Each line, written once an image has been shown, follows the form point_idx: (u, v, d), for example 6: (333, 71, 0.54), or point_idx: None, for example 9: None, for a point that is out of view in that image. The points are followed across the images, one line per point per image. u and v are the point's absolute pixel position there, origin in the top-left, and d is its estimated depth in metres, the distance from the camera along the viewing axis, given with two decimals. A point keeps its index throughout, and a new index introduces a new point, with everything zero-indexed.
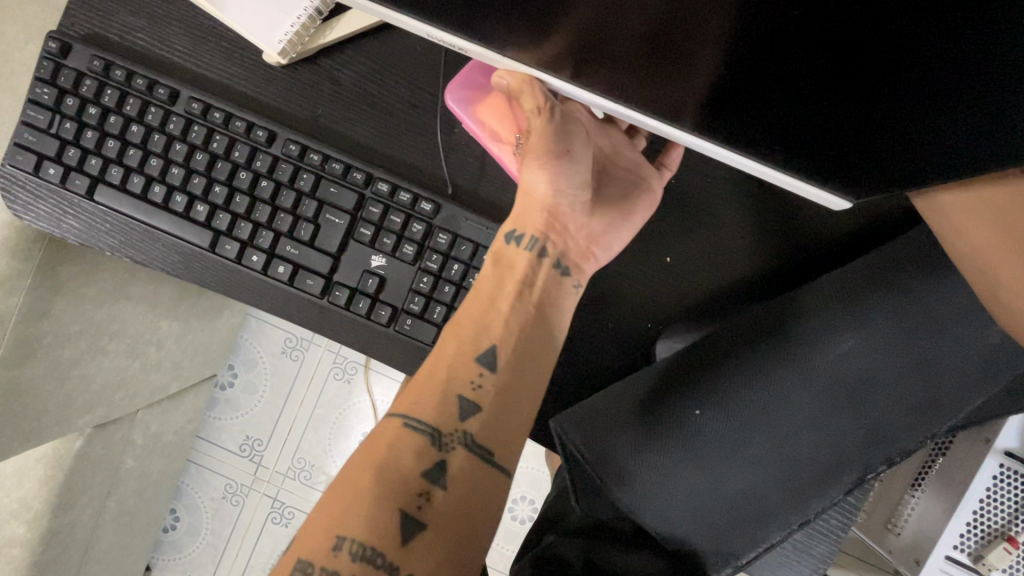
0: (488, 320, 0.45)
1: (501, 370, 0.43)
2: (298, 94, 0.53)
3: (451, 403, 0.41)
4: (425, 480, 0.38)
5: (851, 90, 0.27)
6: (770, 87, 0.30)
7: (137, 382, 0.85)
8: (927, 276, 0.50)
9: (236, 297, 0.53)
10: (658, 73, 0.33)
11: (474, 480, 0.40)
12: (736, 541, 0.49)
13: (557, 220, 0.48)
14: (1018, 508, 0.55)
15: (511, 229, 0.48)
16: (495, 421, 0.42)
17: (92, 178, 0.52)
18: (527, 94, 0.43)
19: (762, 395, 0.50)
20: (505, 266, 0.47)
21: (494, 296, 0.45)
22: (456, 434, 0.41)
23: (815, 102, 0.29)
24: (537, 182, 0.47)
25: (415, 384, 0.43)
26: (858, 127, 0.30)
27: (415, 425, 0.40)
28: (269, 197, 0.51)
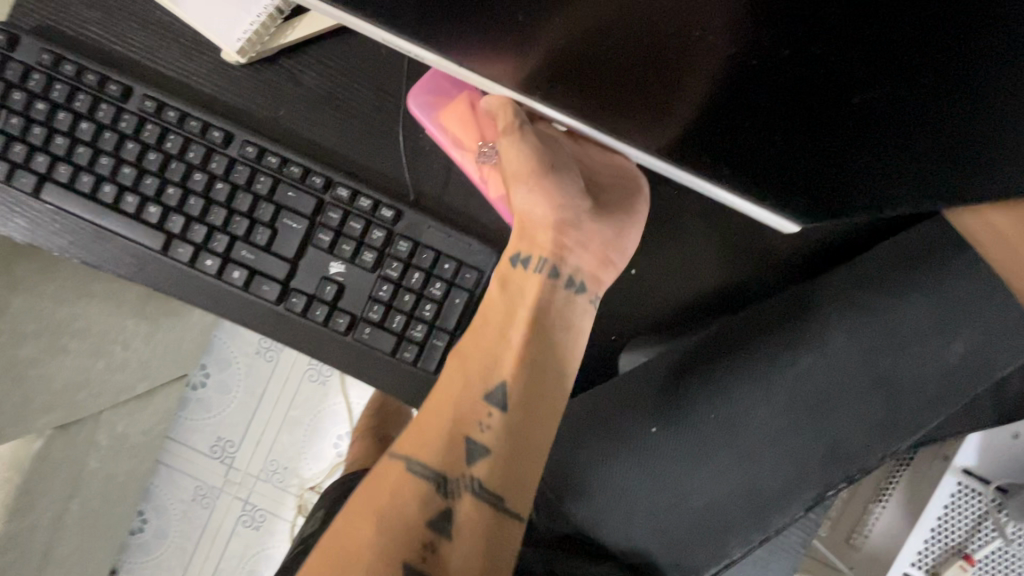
0: (497, 355, 0.42)
1: (512, 411, 0.41)
2: (260, 94, 0.51)
3: (459, 447, 0.40)
4: (431, 530, 0.39)
5: (840, 103, 0.29)
6: (773, 114, 0.31)
7: (101, 382, 0.83)
8: (895, 292, 0.49)
9: (191, 301, 0.52)
10: (634, 81, 0.33)
11: (482, 527, 0.40)
12: (697, 556, 0.49)
13: (565, 236, 0.44)
14: (976, 524, 0.55)
15: (514, 252, 0.44)
16: (506, 464, 0.40)
17: (40, 176, 0.50)
18: (501, 116, 0.44)
19: (726, 411, 0.49)
20: (515, 292, 0.43)
21: (504, 327, 0.42)
22: (464, 480, 0.40)
23: (812, 120, 0.31)
24: (535, 199, 0.44)
25: (422, 421, 0.41)
26: (847, 138, 0.32)
27: (420, 471, 0.39)
28: (225, 200, 0.50)
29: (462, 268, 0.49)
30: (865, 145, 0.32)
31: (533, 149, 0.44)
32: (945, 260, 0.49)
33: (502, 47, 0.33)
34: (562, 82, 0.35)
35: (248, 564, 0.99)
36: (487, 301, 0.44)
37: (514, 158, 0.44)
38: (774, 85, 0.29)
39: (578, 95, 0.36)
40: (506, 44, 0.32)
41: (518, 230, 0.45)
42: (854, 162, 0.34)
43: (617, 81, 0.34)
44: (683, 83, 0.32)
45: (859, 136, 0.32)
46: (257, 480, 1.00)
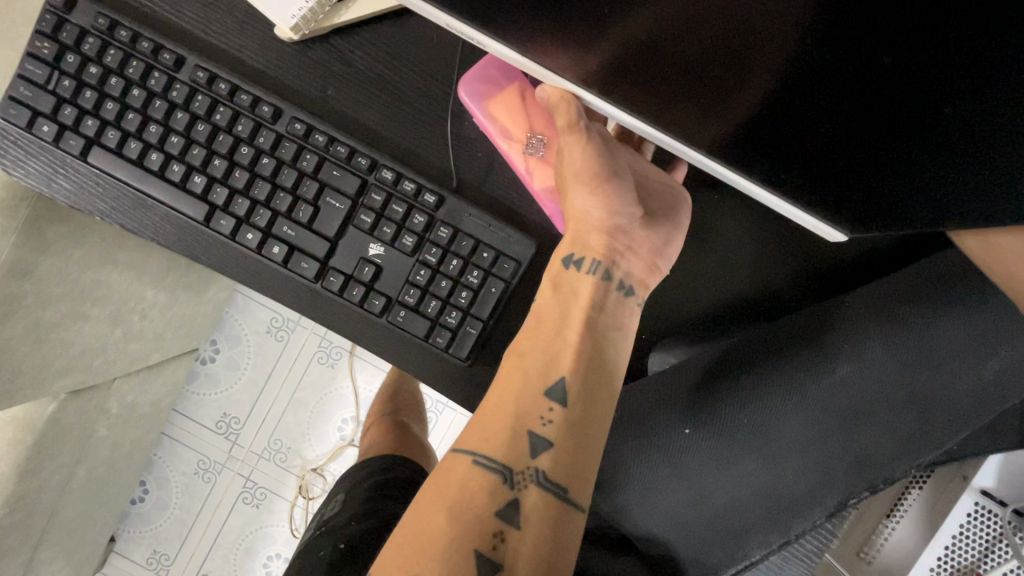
0: (555, 353, 0.42)
1: (572, 405, 0.41)
2: (309, 72, 0.52)
3: (521, 439, 0.40)
4: (499, 520, 0.39)
5: (892, 107, 0.30)
6: (834, 119, 0.32)
7: (117, 350, 0.84)
8: (927, 309, 0.49)
9: (226, 273, 0.52)
10: (697, 80, 0.33)
11: (548, 518, 0.40)
12: (715, 555, 0.49)
13: (618, 241, 0.44)
14: (990, 547, 0.55)
15: (569, 253, 0.44)
16: (568, 456, 0.41)
17: (87, 139, 0.50)
18: (562, 111, 0.42)
19: (755, 415, 0.50)
20: (568, 293, 0.44)
21: (564, 327, 0.43)
22: (528, 472, 0.40)
23: (864, 113, 0.31)
24: (589, 202, 0.44)
25: (482, 416, 0.42)
26: (900, 148, 0.32)
27: (485, 463, 0.40)
28: (269, 174, 0.50)
29: (500, 258, 0.50)
30: (918, 147, 0.32)
31: (593, 154, 0.44)
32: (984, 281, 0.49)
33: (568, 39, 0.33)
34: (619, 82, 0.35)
35: (246, 540, 1.00)
36: (540, 301, 0.44)
37: (573, 163, 0.44)
38: (824, 71, 0.30)
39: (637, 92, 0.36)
40: (574, 33, 0.33)
41: (572, 232, 0.44)
42: (908, 168, 0.33)
43: (680, 85, 0.34)
44: (749, 87, 0.32)
45: (913, 135, 0.31)
46: (262, 457, 1.01)
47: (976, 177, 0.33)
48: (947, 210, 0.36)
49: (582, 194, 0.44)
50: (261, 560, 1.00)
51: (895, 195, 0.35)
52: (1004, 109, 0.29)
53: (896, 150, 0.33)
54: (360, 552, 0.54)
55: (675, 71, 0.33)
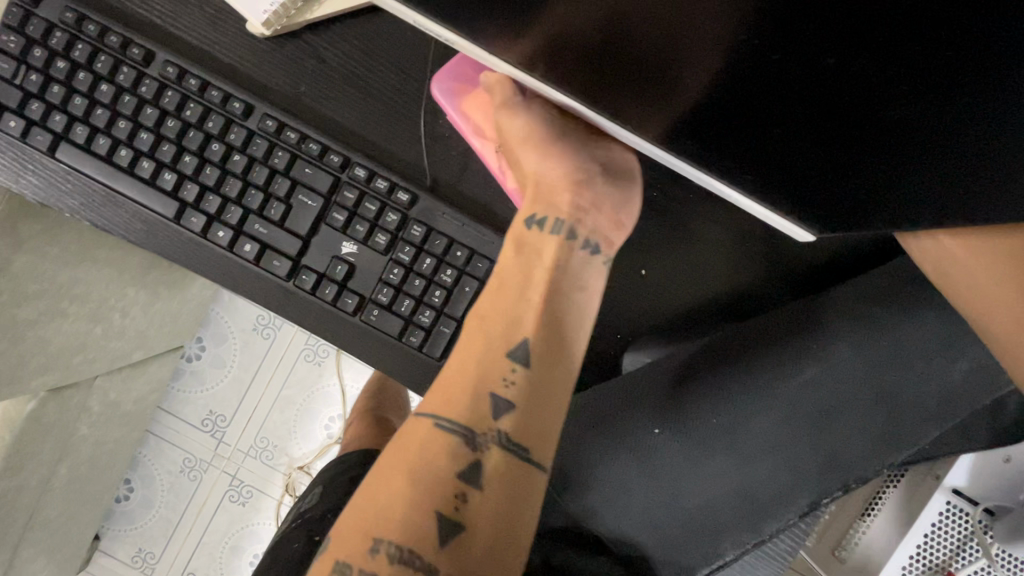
0: (517, 311, 0.42)
1: (535, 366, 0.41)
2: (281, 69, 0.51)
3: (485, 401, 0.40)
4: (459, 481, 0.38)
5: (844, 104, 0.28)
6: (788, 109, 0.30)
7: (98, 348, 0.83)
8: (897, 311, 0.49)
9: (199, 271, 0.51)
10: (649, 72, 0.32)
11: (511, 481, 0.39)
12: (687, 553, 0.50)
13: (580, 198, 0.45)
14: (961, 545, 0.56)
15: (531, 214, 0.45)
16: (533, 418, 0.40)
17: (56, 135, 0.49)
18: (496, 91, 0.47)
19: (729, 416, 0.50)
20: (531, 253, 0.43)
21: (525, 287, 0.42)
22: (490, 433, 0.39)
23: (821, 125, 0.31)
24: (543, 164, 0.45)
25: (446, 379, 0.41)
26: (854, 140, 0.31)
27: (446, 425, 0.39)
28: (241, 171, 0.50)
29: (474, 257, 0.50)
30: (875, 152, 0.32)
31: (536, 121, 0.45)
32: None
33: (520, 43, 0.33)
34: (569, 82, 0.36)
35: (232, 538, 1.00)
36: (503, 264, 0.43)
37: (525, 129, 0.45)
38: (774, 89, 0.29)
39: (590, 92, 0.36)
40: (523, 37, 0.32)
41: (531, 194, 0.45)
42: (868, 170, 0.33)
43: (635, 89, 0.34)
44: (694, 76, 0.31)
45: (868, 143, 0.31)
46: (247, 455, 1.00)
47: (941, 170, 0.32)
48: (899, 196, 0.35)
49: (536, 156, 0.45)
50: (246, 557, 1.00)
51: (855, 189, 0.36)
52: (970, 114, 0.27)
53: (849, 140, 0.31)
54: None
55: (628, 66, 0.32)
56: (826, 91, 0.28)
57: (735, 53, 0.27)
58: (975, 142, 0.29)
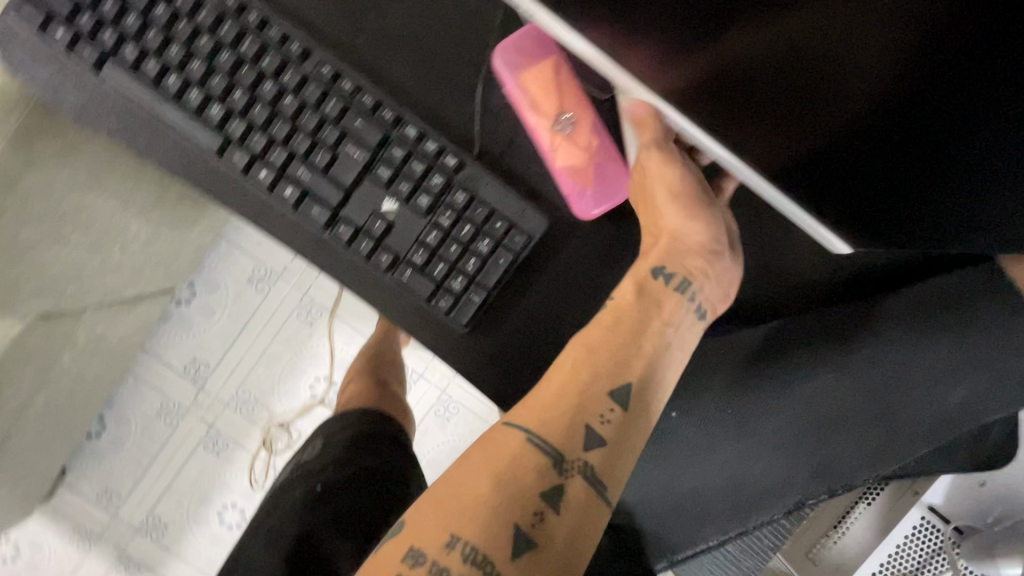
0: (631, 353, 0.42)
1: (631, 412, 0.41)
2: (340, 17, 0.50)
3: (578, 431, 0.39)
4: (544, 500, 0.37)
5: (929, 128, 0.34)
6: (875, 133, 0.35)
7: (92, 279, 0.81)
8: (909, 330, 0.51)
9: (232, 208, 0.52)
10: (765, 87, 0.35)
11: (583, 516, 0.38)
12: (676, 534, 0.52)
13: (709, 264, 0.45)
14: (930, 557, 0.59)
15: (658, 265, 0.45)
16: (616, 463, 0.40)
17: (103, 52, 0.48)
18: (644, 131, 0.45)
19: (737, 411, 0.52)
20: (653, 301, 0.44)
21: (641, 327, 0.43)
22: (578, 463, 0.38)
23: (900, 145, 0.36)
24: (687, 227, 0.45)
25: (543, 402, 0.40)
26: (921, 168, 0.37)
27: (540, 445, 0.38)
28: (291, 115, 0.49)
29: (512, 230, 0.50)
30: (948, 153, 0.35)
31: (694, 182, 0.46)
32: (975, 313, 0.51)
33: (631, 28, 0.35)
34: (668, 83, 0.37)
35: (202, 487, 1.00)
36: (621, 299, 0.43)
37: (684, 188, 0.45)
38: (874, 108, 0.34)
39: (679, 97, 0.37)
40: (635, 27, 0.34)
41: (661, 246, 0.45)
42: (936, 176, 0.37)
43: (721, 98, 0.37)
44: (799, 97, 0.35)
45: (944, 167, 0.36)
46: (227, 406, 1.00)
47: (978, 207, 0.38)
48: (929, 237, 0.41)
49: (682, 215, 0.45)
50: (215, 508, 1.00)
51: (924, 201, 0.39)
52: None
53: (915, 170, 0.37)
54: (338, 493, 0.56)
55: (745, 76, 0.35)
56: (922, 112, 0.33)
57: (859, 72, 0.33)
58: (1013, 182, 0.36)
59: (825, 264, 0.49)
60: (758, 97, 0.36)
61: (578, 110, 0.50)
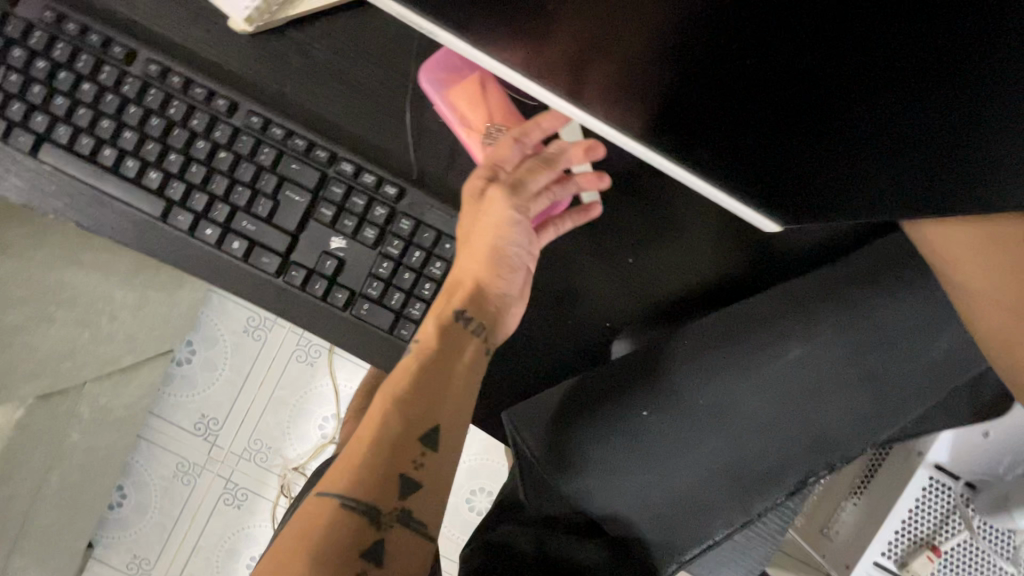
0: (437, 401, 0.43)
1: (441, 449, 0.41)
2: (265, 66, 0.51)
3: (392, 481, 0.39)
4: (364, 558, 0.37)
5: (815, 110, 0.29)
6: (767, 113, 0.32)
7: (87, 353, 0.81)
8: (871, 293, 0.51)
9: (188, 269, 0.51)
10: (648, 83, 0.34)
11: (407, 557, 0.38)
12: (680, 535, 0.51)
13: (503, 309, 0.47)
14: (944, 518, 0.57)
15: (460, 307, 0.46)
16: (425, 495, 0.40)
17: (38, 135, 0.49)
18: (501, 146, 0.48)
19: (714, 398, 0.50)
20: (452, 343, 0.45)
21: (443, 375, 0.44)
22: (394, 513, 0.38)
23: (800, 123, 0.31)
24: (492, 278, 0.47)
25: (349, 455, 0.40)
26: (837, 144, 0.31)
27: (353, 505, 0.38)
28: (227, 169, 0.50)
29: None
30: (857, 134, 0.30)
31: (508, 224, 0.47)
32: None
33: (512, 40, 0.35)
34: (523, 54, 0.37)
35: (229, 541, 0.99)
36: (428, 339, 0.45)
37: (497, 236, 0.47)
38: (748, 89, 0.30)
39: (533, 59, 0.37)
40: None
41: (465, 289, 0.47)
42: (861, 155, 0.31)
43: (619, 91, 0.36)
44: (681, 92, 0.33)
45: (863, 144, 0.30)
46: (241, 457, 0.99)
47: (939, 180, 0.31)
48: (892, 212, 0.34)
49: (486, 263, 0.47)
50: (243, 561, 0.99)
51: (890, 189, 0.33)
52: (960, 121, 0.26)
53: (833, 145, 0.32)
54: None
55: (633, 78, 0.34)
56: (801, 94, 0.29)
57: (715, 59, 0.29)
58: (972, 153, 0.28)
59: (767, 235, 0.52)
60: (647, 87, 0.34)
61: (507, 122, 0.50)
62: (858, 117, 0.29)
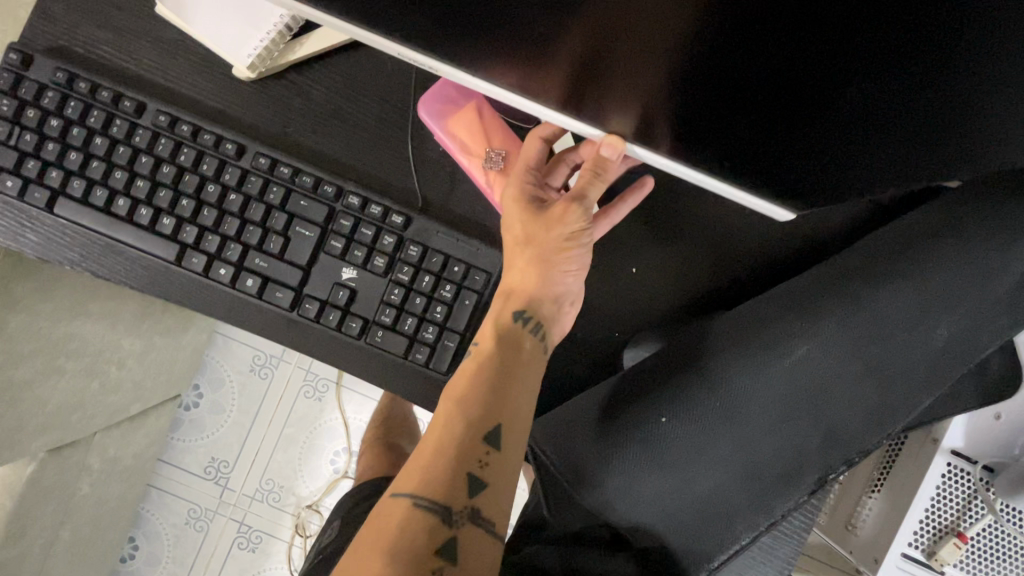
0: (500, 404, 0.43)
1: (507, 449, 0.42)
2: (269, 109, 0.53)
3: (460, 481, 0.40)
4: (438, 557, 0.38)
5: (804, 93, 0.31)
6: (756, 100, 0.33)
7: (96, 403, 0.81)
8: (870, 284, 0.52)
9: (201, 310, 0.52)
10: (640, 90, 0.36)
11: (479, 554, 0.39)
12: (704, 542, 0.50)
13: (560, 309, 0.48)
14: (966, 504, 0.57)
15: (518, 308, 0.46)
16: (495, 493, 0.41)
17: (53, 191, 0.51)
18: (527, 150, 0.49)
19: (724, 403, 0.51)
20: (511, 347, 0.46)
21: (504, 377, 0.44)
22: (465, 511, 0.40)
23: (788, 106, 0.33)
24: (552, 280, 0.47)
25: (417, 458, 0.42)
26: (822, 122, 0.33)
27: (425, 505, 0.39)
28: (238, 210, 0.51)
29: (471, 270, 0.51)
30: (844, 109, 0.32)
31: (569, 231, 0.46)
32: (923, 253, 0.52)
33: (503, 58, 0.36)
34: (513, 66, 0.37)
35: None
36: (486, 347, 0.46)
37: (554, 243, 0.46)
38: (737, 79, 0.32)
39: (522, 71, 0.37)
40: (459, 9, 0.32)
41: (519, 291, 0.47)
42: (848, 127, 0.33)
43: (609, 99, 0.38)
44: (668, 99, 0.36)
45: (847, 116, 0.32)
46: (254, 499, 0.98)
47: (914, 133, 0.33)
48: (872, 159, 0.37)
49: (541, 267, 0.46)
50: None
51: (870, 149, 0.35)
52: (941, 80, 0.28)
53: (821, 122, 0.33)
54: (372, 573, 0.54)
55: (621, 90, 0.36)
56: (790, 78, 0.30)
57: (706, 51, 0.30)
58: (950, 104, 0.30)
59: (766, 235, 0.53)
60: (636, 90, 0.36)
61: (507, 145, 0.51)
62: (845, 93, 0.30)
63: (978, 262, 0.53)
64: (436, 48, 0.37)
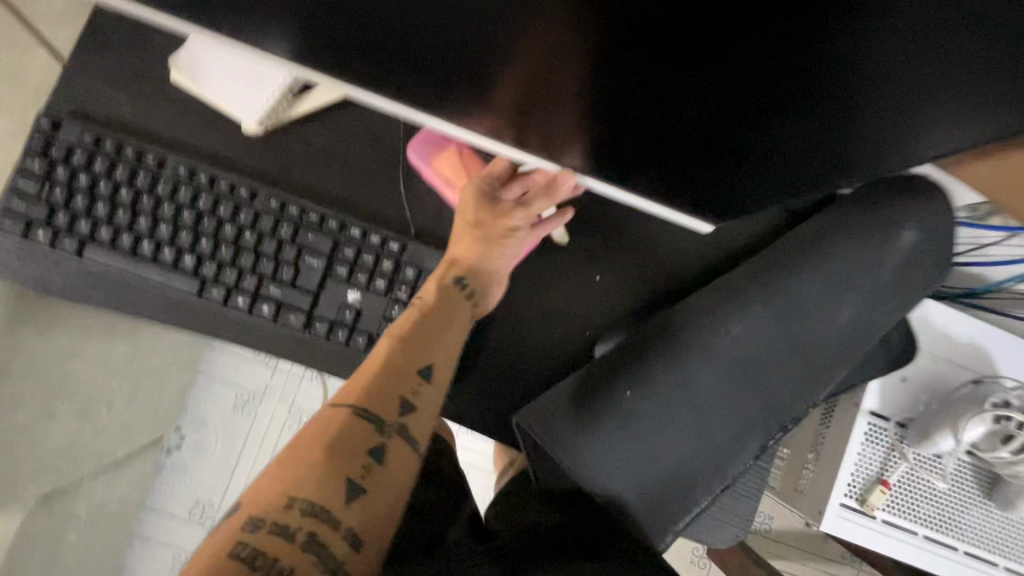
0: (434, 345, 0.53)
1: (436, 383, 0.51)
2: (274, 156, 0.61)
3: (393, 399, 0.49)
4: (369, 457, 0.45)
5: (719, 141, 0.41)
6: (685, 144, 0.43)
7: (88, 445, 0.84)
8: (785, 275, 0.64)
9: (220, 334, 0.59)
10: (592, 135, 0.46)
11: (404, 462, 0.47)
12: (674, 503, 0.60)
13: (492, 281, 0.59)
14: (886, 456, 0.67)
15: (458, 274, 0.57)
16: (423, 416, 0.50)
17: (82, 239, 0.57)
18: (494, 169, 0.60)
19: (680, 385, 0.61)
20: (450, 308, 0.56)
21: (440, 326, 0.54)
22: (394, 425, 0.47)
23: (709, 148, 0.43)
24: (489, 258, 0.58)
25: (356, 378, 0.49)
26: (737, 159, 0.43)
27: (361, 413, 0.47)
28: (252, 245, 0.58)
29: None
30: (748, 151, 0.42)
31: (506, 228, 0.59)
32: (826, 248, 0.65)
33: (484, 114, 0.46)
34: (491, 119, 0.47)
35: None
36: (433, 300, 0.56)
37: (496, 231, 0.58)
38: (668, 131, 0.41)
39: (502, 122, 0.47)
40: (450, 81, 0.42)
41: (461, 262, 0.58)
42: (756, 162, 0.43)
43: (568, 142, 0.48)
44: (612, 140, 0.46)
45: (754, 156, 0.42)
46: None
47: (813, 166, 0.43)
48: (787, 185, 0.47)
49: (481, 248, 0.58)
50: None
51: (781, 176, 0.45)
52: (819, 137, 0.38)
53: (736, 158, 0.43)
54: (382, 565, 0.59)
55: (576, 135, 0.47)
56: (707, 132, 0.40)
57: (643, 112, 0.40)
58: (831, 151, 0.40)
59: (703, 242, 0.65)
60: (590, 137, 0.46)
61: None
62: (749, 144, 0.40)
63: (865, 253, 0.66)
64: (430, 108, 0.46)
